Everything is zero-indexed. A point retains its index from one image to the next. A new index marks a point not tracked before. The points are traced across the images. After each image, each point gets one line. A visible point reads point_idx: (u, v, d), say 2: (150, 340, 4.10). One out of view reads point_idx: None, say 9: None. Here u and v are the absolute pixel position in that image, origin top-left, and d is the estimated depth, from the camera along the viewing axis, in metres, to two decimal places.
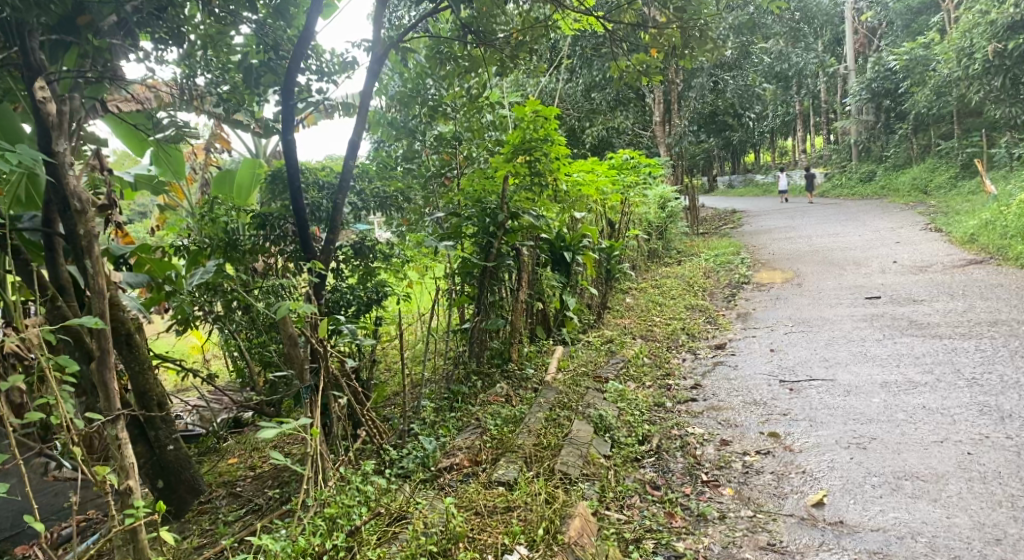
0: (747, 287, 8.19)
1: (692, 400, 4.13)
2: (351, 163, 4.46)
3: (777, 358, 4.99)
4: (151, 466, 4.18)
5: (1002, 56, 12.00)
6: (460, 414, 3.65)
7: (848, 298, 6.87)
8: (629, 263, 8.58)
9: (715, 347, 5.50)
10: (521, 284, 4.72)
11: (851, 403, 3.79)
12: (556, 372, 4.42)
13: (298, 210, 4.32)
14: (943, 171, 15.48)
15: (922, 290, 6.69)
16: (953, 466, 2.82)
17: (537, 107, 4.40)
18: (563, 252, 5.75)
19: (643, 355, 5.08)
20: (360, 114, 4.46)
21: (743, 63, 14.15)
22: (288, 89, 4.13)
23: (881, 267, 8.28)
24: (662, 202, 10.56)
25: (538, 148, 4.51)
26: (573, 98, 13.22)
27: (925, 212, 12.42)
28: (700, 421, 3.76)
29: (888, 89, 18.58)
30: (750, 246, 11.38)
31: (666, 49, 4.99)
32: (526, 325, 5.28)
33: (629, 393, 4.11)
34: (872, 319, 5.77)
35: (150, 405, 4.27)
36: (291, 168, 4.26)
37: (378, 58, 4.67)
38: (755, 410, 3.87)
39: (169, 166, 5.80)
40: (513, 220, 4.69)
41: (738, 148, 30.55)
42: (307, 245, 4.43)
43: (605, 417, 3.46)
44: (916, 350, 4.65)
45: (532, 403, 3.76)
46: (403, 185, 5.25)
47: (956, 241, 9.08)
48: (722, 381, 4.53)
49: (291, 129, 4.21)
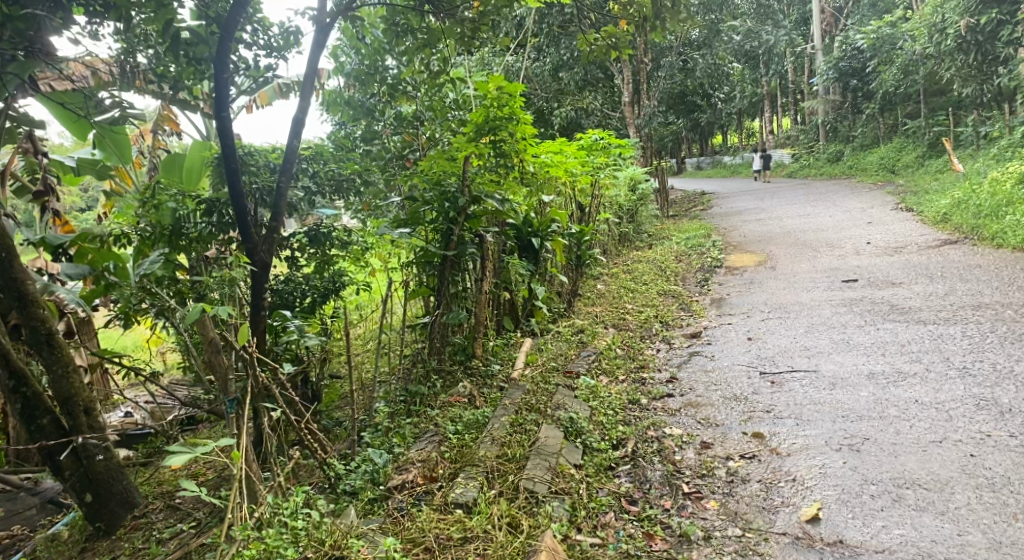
0: (721, 271, 7.97)
1: (669, 396, 3.86)
2: (294, 144, 4.00)
3: (756, 347, 4.74)
4: (78, 479, 3.69)
5: (973, 31, 11.90)
6: (417, 420, 3.31)
7: (825, 281, 6.69)
8: (600, 248, 8.30)
9: (690, 336, 5.24)
10: (484, 275, 4.35)
11: (838, 397, 3.55)
12: (525, 367, 4.10)
13: (236, 194, 3.79)
14: (911, 151, 15.49)
15: (899, 272, 6.52)
16: (956, 471, 2.63)
17: (501, 84, 4.05)
18: (530, 238, 5.43)
19: (615, 346, 4.81)
20: (306, 91, 4.04)
21: (712, 41, 13.91)
22: (220, 61, 3.70)
23: (854, 249, 8.11)
24: (633, 183, 10.29)
25: (502, 128, 4.14)
26: (540, 78, 12.90)
27: (895, 191, 12.38)
28: (677, 420, 3.49)
29: (856, 69, 18.60)
30: (722, 228, 11.20)
31: (637, 20, 4.65)
32: (492, 316, 4.97)
33: (602, 389, 3.83)
34: (851, 304, 5.57)
35: (76, 412, 3.71)
36: (227, 147, 3.78)
37: (326, 28, 4.18)
38: (736, 407, 3.60)
39: (117, 151, 5.34)
40: (475, 206, 4.31)
41: (707, 130, 30.46)
42: (244, 228, 3.82)
43: (576, 420, 3.16)
44: (900, 337, 4.45)
45: (497, 405, 3.44)
46: (361, 167, 4.91)
47: (928, 221, 8.98)
48: (700, 374, 4.27)
49: (225, 107, 3.78)
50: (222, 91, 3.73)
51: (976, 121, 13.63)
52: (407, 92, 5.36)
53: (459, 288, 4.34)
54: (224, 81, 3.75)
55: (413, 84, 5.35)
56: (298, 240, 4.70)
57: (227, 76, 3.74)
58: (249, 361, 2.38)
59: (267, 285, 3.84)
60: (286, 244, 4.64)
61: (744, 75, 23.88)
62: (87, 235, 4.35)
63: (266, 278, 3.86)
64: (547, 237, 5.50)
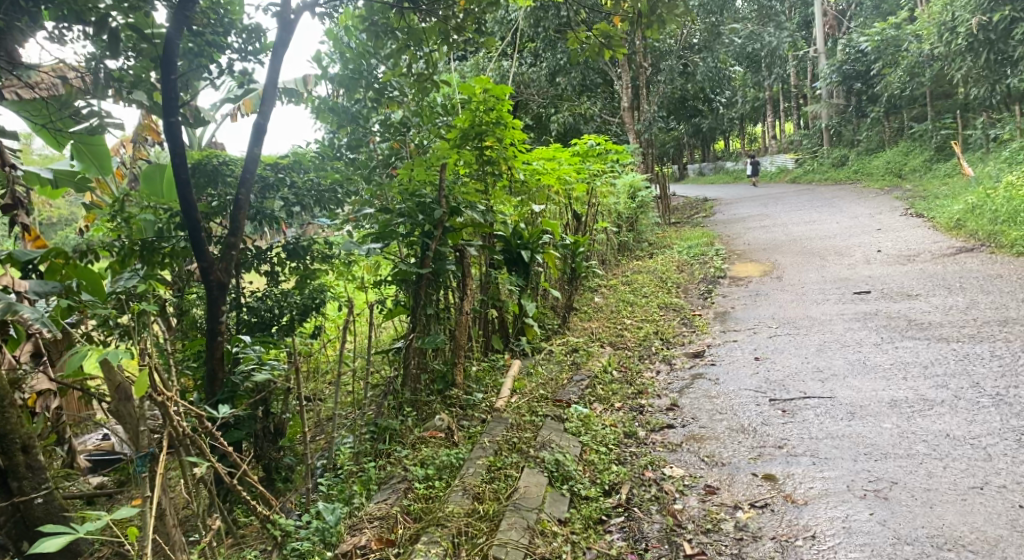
0: (724, 282, 7.60)
1: (669, 427, 3.49)
2: (255, 152, 3.63)
3: (764, 369, 4.34)
4: (12, 527, 3.24)
5: (984, 30, 11.51)
6: (384, 462, 2.95)
7: (836, 293, 6.29)
8: (597, 258, 7.93)
9: (692, 355, 4.86)
10: (465, 294, 3.89)
11: (858, 429, 3.18)
12: (511, 395, 3.72)
13: (187, 206, 3.43)
14: (917, 155, 15.12)
15: (915, 282, 6.13)
16: (1005, 527, 2.30)
17: (487, 85, 4.14)
18: (520, 251, 5.05)
19: (611, 368, 4.44)
20: (267, 95, 3.67)
21: (714, 44, 13.56)
22: (167, 61, 3.38)
23: (864, 257, 7.74)
24: (633, 189, 9.89)
25: (489, 133, 4.30)
26: (537, 83, 12.53)
27: (903, 196, 12.00)
28: (678, 457, 3.11)
29: (859, 72, 18.23)
30: (725, 236, 10.80)
31: (632, 17, 4.25)
32: (480, 335, 4.58)
33: (595, 421, 3.47)
34: (865, 318, 5.18)
35: (13, 451, 3.24)
36: (177, 154, 3.45)
37: (290, 25, 3.78)
38: (743, 441, 3.23)
39: (97, 163, 5.03)
40: (454, 217, 3.84)
41: (707, 135, 30.11)
42: (197, 242, 3.47)
43: (563, 463, 2.79)
44: (922, 357, 4.08)
45: (475, 443, 3.06)
46: (343, 176, 4.57)
47: (941, 227, 8.60)
48: (703, 400, 3.89)
49: (174, 110, 3.46)
50: (170, 95, 3.41)
51: (985, 124, 13.29)
52: (392, 96, 4.80)
53: (439, 305, 3.90)
54: (173, 84, 3.44)
55: (399, 87, 4.79)
56: (277, 252, 4.37)
57: (175, 78, 3.41)
58: (163, 411, 1.97)
59: (224, 305, 3.50)
60: (262, 259, 4.27)
61: (746, 79, 23.58)
62: (62, 253, 3.75)
63: (224, 297, 3.53)
64: (537, 249, 5.11)
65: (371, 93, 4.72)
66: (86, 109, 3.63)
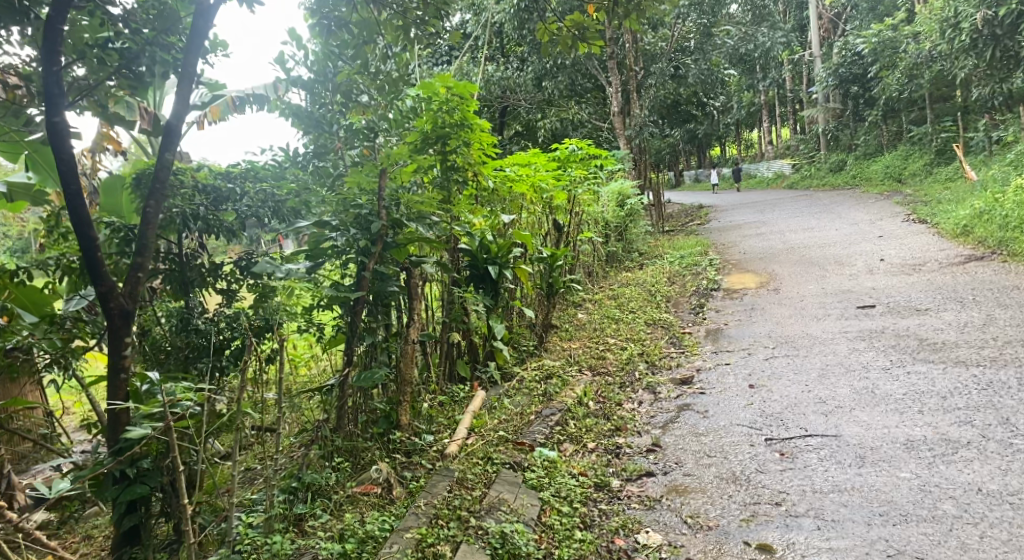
0: (718, 295, 7.11)
1: (649, 475, 2.99)
2: (166, 158, 2.90)
3: (760, 400, 3.81)
4: None
5: (991, 24, 10.99)
6: (298, 534, 2.47)
7: (838, 307, 5.78)
8: (582, 270, 7.44)
9: (679, 383, 4.35)
10: (411, 317, 3.37)
11: (870, 481, 2.71)
12: (467, 436, 3.22)
13: (81, 224, 2.71)
14: (917, 159, 14.65)
15: (924, 295, 5.64)
16: None
17: (450, 82, 3.73)
18: (487, 267, 4.52)
19: (589, 399, 3.92)
20: (182, 81, 2.78)
21: (706, 46, 13.11)
22: (49, 48, 2.53)
23: (867, 267, 7.24)
24: (621, 197, 9.42)
25: (453, 135, 3.88)
26: (523, 87, 12.04)
27: (903, 201, 11.55)
28: (656, 518, 2.64)
29: (856, 75, 17.84)
30: (719, 245, 10.30)
31: (607, 3, 3.43)
32: (439, 363, 4.05)
33: (562, 467, 2.98)
34: (871, 337, 4.69)
35: None
36: (65, 163, 2.63)
37: (213, 10, 2.82)
38: (735, 495, 2.74)
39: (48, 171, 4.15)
40: (399, 231, 3.33)
41: (703, 141, 29.71)
42: (93, 264, 2.73)
43: (511, 534, 2.36)
44: (939, 386, 3.58)
45: (409, 505, 2.56)
46: (297, 186, 3.53)
47: (947, 234, 8.12)
48: (689, 438, 3.39)
49: (59, 108, 2.61)
50: (54, 91, 2.57)
51: (988, 126, 12.90)
52: (361, 99, 3.44)
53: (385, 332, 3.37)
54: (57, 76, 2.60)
55: (367, 87, 3.40)
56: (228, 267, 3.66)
57: (60, 70, 2.57)
58: None
59: (129, 336, 2.81)
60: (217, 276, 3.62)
61: (740, 83, 23.17)
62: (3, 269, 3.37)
63: (127, 327, 2.82)
64: (507, 265, 4.60)
65: (337, 97, 3.39)
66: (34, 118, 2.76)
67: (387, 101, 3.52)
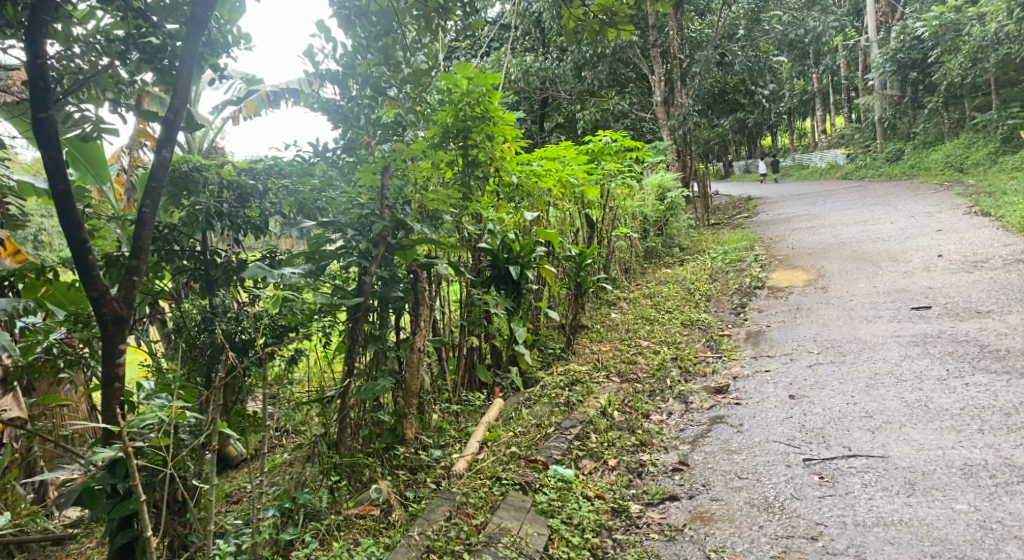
0: (762, 293, 6.74)
1: (672, 498, 2.74)
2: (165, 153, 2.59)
3: (800, 413, 3.50)
4: None
5: None
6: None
7: (891, 308, 5.37)
8: (618, 267, 7.15)
9: (714, 392, 4.05)
10: (417, 323, 3.17)
11: (921, 514, 2.40)
12: (477, 450, 3.02)
13: (71, 226, 2.43)
14: (981, 147, 13.80)
15: (987, 296, 5.18)
16: None
17: (471, 73, 3.42)
18: (508, 267, 4.31)
19: (614, 409, 3.66)
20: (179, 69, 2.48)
21: (754, 32, 12.52)
22: (33, 36, 2.32)
23: (924, 263, 6.76)
24: (662, 191, 9.04)
25: (474, 128, 3.61)
26: (563, 78, 11.68)
27: (965, 192, 10.87)
28: (676, 552, 2.40)
29: (916, 60, 16.89)
30: (765, 240, 9.84)
31: None
32: (454, 370, 3.84)
33: (574, 488, 2.76)
34: (926, 342, 4.30)
35: None
36: (51, 160, 2.38)
37: None
38: (768, 527, 2.47)
39: (91, 169, 3.59)
40: (406, 233, 3.14)
41: (751, 130, 28.80)
42: (84, 269, 2.45)
43: None
44: (1001, 401, 3.22)
45: (403, 533, 2.40)
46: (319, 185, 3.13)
47: (1013, 227, 7.54)
48: (720, 456, 3.12)
49: (46, 102, 2.37)
50: (38, 83, 2.33)
51: None
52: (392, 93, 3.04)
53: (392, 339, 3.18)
54: (44, 67, 2.36)
55: (394, 78, 3.00)
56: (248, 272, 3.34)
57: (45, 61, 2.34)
58: None
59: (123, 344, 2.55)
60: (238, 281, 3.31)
61: (791, 70, 22.27)
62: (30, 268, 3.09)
63: (122, 335, 2.55)
64: (531, 265, 4.36)
65: (367, 91, 2.99)
66: (71, 114, 2.54)
67: (419, 96, 3.14)
